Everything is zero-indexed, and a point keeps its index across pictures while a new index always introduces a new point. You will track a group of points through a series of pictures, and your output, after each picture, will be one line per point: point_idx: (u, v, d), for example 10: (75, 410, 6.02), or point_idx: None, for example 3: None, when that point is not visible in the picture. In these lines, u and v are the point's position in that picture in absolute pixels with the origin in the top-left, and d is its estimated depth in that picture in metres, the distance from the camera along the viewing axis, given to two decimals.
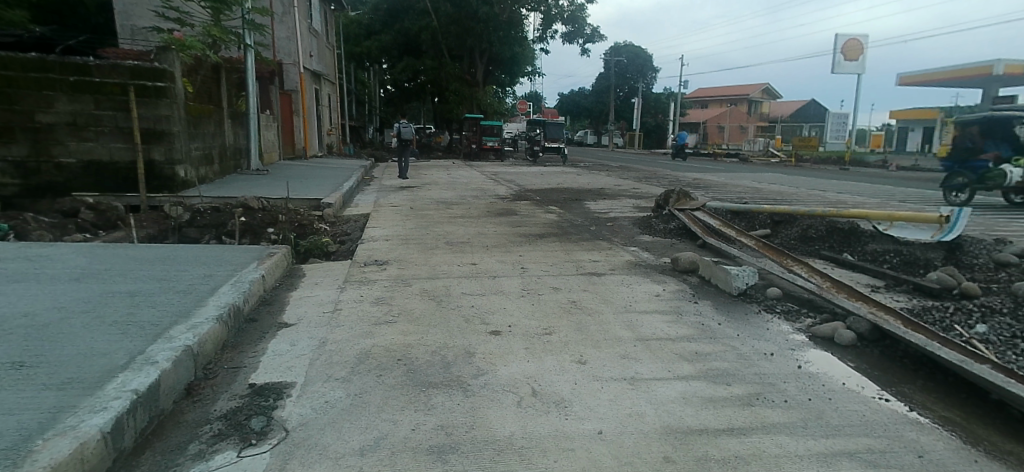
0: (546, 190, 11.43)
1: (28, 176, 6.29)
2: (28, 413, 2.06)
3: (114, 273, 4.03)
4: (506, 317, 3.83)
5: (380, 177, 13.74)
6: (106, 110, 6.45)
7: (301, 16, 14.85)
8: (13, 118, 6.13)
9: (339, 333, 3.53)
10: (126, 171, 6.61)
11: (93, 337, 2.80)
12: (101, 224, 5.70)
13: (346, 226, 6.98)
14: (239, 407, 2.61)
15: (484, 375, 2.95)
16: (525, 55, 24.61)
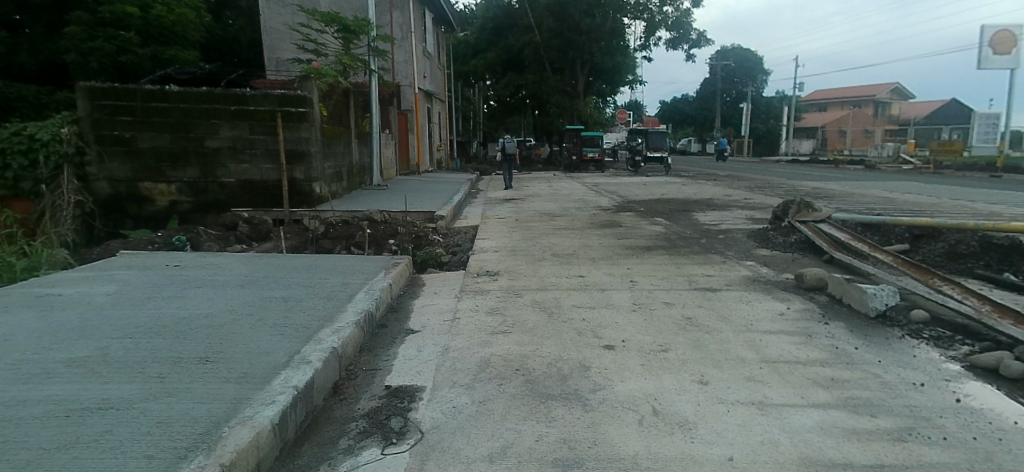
0: (651, 201, 11.18)
1: (199, 194, 7.21)
2: (215, 402, 2.22)
3: (268, 280, 4.52)
4: (619, 332, 3.81)
5: (486, 190, 14.16)
6: (260, 135, 7.23)
7: (417, 39, 15.73)
8: (188, 144, 7.09)
9: (459, 341, 3.70)
10: (273, 188, 7.34)
11: (258, 338, 3.15)
12: (254, 236, 6.40)
13: (458, 237, 7.26)
14: (379, 407, 2.83)
15: (603, 391, 2.95)
16: (627, 64, 24.30)
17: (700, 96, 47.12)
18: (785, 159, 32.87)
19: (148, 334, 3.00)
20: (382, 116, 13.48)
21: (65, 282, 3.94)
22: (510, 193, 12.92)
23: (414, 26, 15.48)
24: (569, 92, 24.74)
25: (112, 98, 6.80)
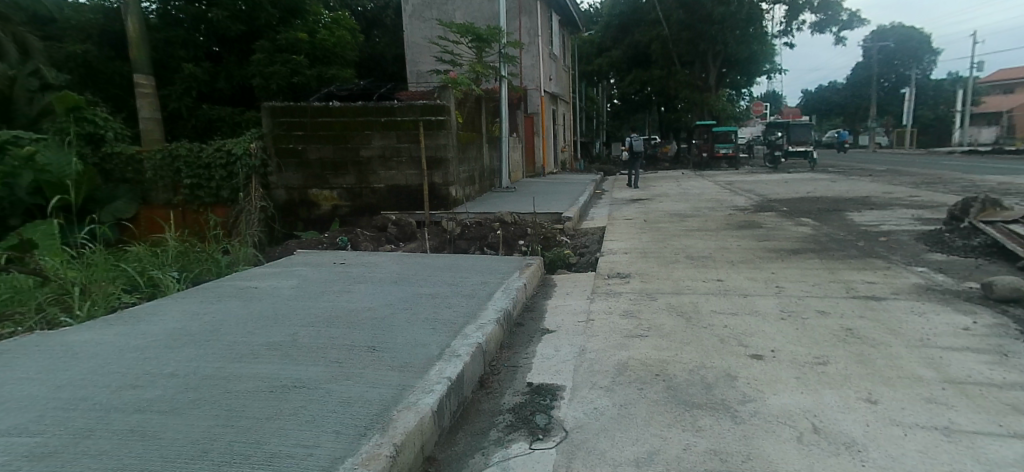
0: (795, 200, 10.31)
1: (355, 199, 7.93)
2: (382, 386, 2.46)
3: (417, 278, 4.87)
4: (766, 341, 3.57)
5: (612, 190, 13.98)
6: (405, 143, 7.80)
7: (544, 42, 15.91)
8: (346, 154, 7.81)
9: (595, 343, 3.69)
10: (416, 193, 7.90)
11: (413, 331, 3.40)
12: (401, 237, 6.88)
13: (585, 239, 7.25)
14: (523, 403, 2.92)
15: (753, 403, 2.78)
16: (764, 52, 22.62)
17: (850, 82, 42.52)
18: (960, 149, 28.63)
19: (323, 324, 3.35)
20: (512, 121, 13.82)
21: (255, 277, 4.54)
22: (638, 193, 12.59)
23: (542, 30, 15.67)
24: (697, 86, 23.63)
25: (287, 115, 7.68)
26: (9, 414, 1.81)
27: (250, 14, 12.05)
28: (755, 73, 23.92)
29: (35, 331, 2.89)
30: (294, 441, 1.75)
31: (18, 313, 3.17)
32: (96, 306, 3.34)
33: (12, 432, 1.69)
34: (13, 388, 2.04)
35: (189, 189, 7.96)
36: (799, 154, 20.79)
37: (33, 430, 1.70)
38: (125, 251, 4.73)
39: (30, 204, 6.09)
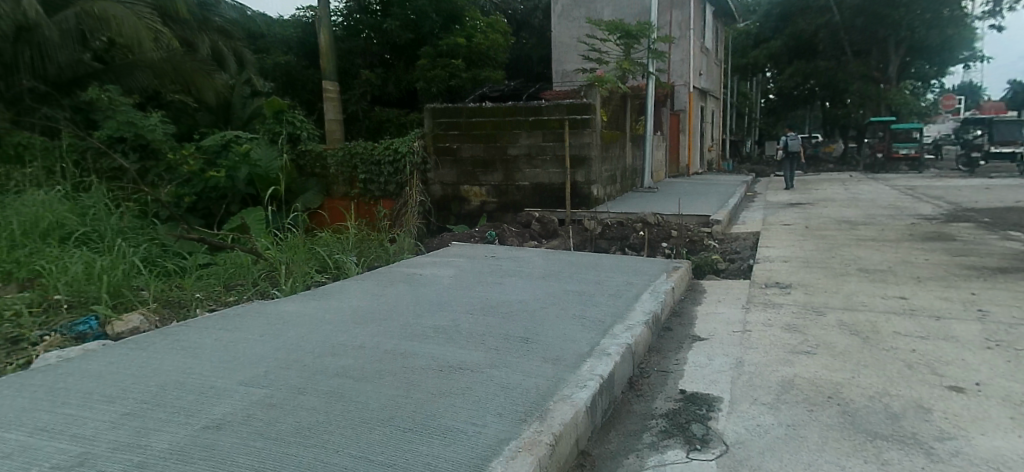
0: (999, 209, 8.73)
1: (501, 196, 8.00)
2: (535, 377, 2.48)
3: (563, 274, 4.88)
4: (969, 372, 3.05)
5: (765, 191, 12.95)
6: (550, 142, 7.74)
7: (697, 36, 15.10)
8: (495, 152, 7.93)
9: (754, 355, 3.41)
10: (557, 191, 7.76)
11: (562, 327, 3.37)
12: (544, 233, 6.82)
13: (736, 244, 6.62)
14: (677, 410, 2.78)
15: (954, 440, 2.35)
16: (964, 37, 19.43)
17: None
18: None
19: (479, 313, 3.52)
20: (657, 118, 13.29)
21: (418, 265, 4.91)
22: (799, 196, 11.43)
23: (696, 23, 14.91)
24: (874, 77, 20.93)
25: (445, 116, 8.01)
26: (239, 368, 2.15)
27: (417, 22, 12.93)
28: (951, 61, 20.65)
29: (252, 301, 3.41)
30: (464, 419, 1.85)
31: (238, 286, 3.79)
32: (296, 282, 3.82)
33: (244, 383, 2.00)
34: (241, 347, 2.41)
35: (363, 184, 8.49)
36: (1004, 154, 17.40)
37: (258, 384, 2.00)
38: (313, 236, 5.38)
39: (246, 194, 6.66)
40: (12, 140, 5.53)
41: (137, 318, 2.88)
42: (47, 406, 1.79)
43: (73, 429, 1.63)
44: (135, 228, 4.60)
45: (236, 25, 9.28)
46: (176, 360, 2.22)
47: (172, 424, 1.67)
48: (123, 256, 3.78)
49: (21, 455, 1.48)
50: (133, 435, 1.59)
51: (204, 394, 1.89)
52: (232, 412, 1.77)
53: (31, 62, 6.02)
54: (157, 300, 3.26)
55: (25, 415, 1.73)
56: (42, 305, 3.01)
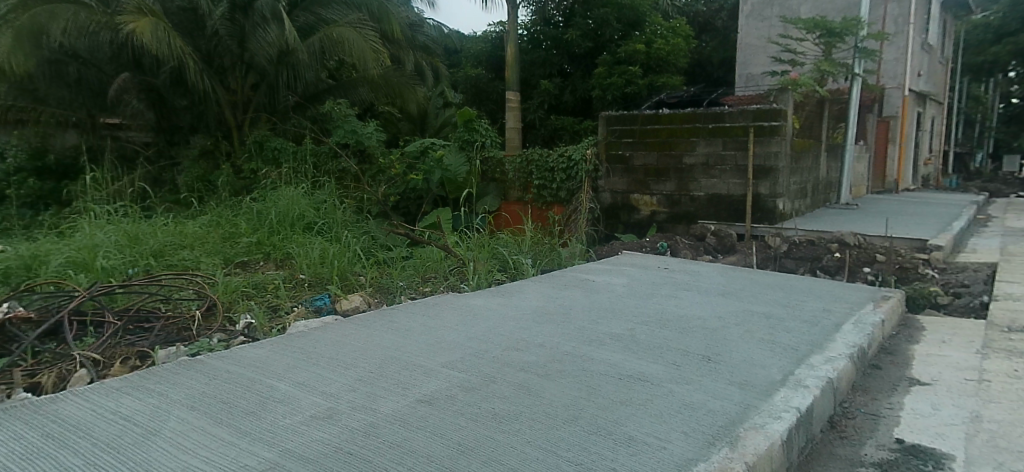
0: None
1: (673, 206, 6.40)
2: (716, 397, 2.11)
3: (744, 285, 4.14)
4: None
5: (1007, 215, 10.47)
6: (731, 150, 5.97)
7: (919, 32, 12.92)
8: (667, 162, 6.39)
9: (1000, 411, 2.59)
10: (737, 206, 5.96)
11: (744, 349, 2.72)
12: (720, 248, 5.38)
13: (963, 275, 5.26)
14: (890, 463, 2.22)
15: None
16: None
17: None
18: None
19: (646, 321, 3.05)
20: (859, 126, 11.56)
21: (592, 271, 4.26)
22: None
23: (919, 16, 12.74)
24: None
25: (619, 121, 6.75)
26: (442, 352, 2.34)
27: None
28: None
29: (447, 291, 3.59)
30: (650, 431, 1.76)
31: (433, 278, 3.97)
32: (481, 279, 3.86)
33: (447, 366, 2.19)
34: (443, 332, 2.62)
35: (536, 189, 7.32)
36: None
37: (459, 368, 2.17)
38: (494, 234, 5.21)
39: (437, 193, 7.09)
40: (270, 145, 6.69)
41: (359, 299, 3.30)
42: (302, 364, 2.18)
43: (323, 386, 1.97)
44: (355, 220, 5.30)
45: (433, 42, 10.14)
46: (392, 339, 2.50)
47: (394, 393, 1.93)
48: (348, 246, 4.38)
49: (290, 402, 1.85)
50: (366, 398, 1.88)
51: (417, 371, 2.12)
52: (439, 390, 1.96)
53: (287, 80, 7.05)
54: (372, 285, 3.69)
55: (287, 370, 2.12)
56: (292, 282, 3.65)
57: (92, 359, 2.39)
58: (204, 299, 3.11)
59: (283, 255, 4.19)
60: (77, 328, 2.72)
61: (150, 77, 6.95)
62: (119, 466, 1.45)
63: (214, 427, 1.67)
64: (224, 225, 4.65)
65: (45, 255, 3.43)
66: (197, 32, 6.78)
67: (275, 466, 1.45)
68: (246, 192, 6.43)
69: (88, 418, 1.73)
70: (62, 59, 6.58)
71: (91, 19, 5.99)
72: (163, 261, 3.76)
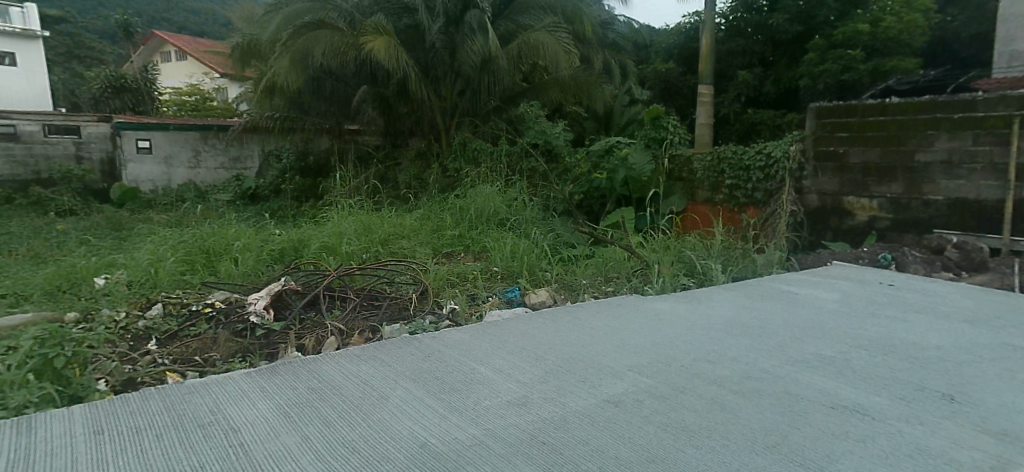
0: None
1: (900, 211, 5.20)
2: (957, 442, 1.72)
3: (1002, 310, 3.36)
4: None
5: None
6: (986, 145, 4.63)
7: None
8: (895, 159, 5.20)
9: None
10: (991, 216, 4.62)
11: (1002, 389, 2.18)
12: (966, 265, 4.33)
13: None
14: None
15: None
16: None
17: None
18: None
19: (863, 343, 2.64)
20: None
21: (793, 282, 3.79)
22: None
23: None
24: None
25: (834, 113, 5.63)
26: (628, 354, 2.30)
27: None
28: None
29: (631, 294, 3.43)
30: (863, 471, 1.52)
31: (615, 278, 3.83)
32: (665, 283, 3.59)
33: (632, 369, 2.16)
34: (630, 333, 2.58)
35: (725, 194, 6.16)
36: None
37: (646, 372, 2.13)
38: (681, 237, 4.76)
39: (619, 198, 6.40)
40: (472, 146, 7.20)
41: (546, 293, 3.42)
42: (498, 352, 2.32)
43: (517, 374, 2.09)
44: (543, 217, 5.41)
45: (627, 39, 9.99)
46: (579, 336, 2.53)
47: (582, 389, 1.96)
48: (537, 242, 4.50)
49: (489, 386, 1.99)
50: (556, 391, 1.94)
51: (603, 370, 2.13)
52: (626, 392, 1.95)
53: (489, 85, 7.50)
54: (557, 281, 3.75)
55: (485, 355, 2.27)
56: (487, 273, 3.91)
57: (339, 329, 2.84)
58: (418, 284, 3.50)
59: (481, 248, 4.49)
60: (328, 300, 3.23)
61: (383, 88, 7.75)
62: (360, 425, 1.73)
63: (429, 399, 1.89)
64: (433, 218, 5.15)
65: (307, 239, 4.19)
66: (418, 46, 7.42)
67: (479, 444, 1.60)
68: (451, 190, 7.01)
69: (338, 378, 2.07)
70: (319, 77, 7.59)
71: (345, 42, 6.80)
72: (388, 248, 4.28)
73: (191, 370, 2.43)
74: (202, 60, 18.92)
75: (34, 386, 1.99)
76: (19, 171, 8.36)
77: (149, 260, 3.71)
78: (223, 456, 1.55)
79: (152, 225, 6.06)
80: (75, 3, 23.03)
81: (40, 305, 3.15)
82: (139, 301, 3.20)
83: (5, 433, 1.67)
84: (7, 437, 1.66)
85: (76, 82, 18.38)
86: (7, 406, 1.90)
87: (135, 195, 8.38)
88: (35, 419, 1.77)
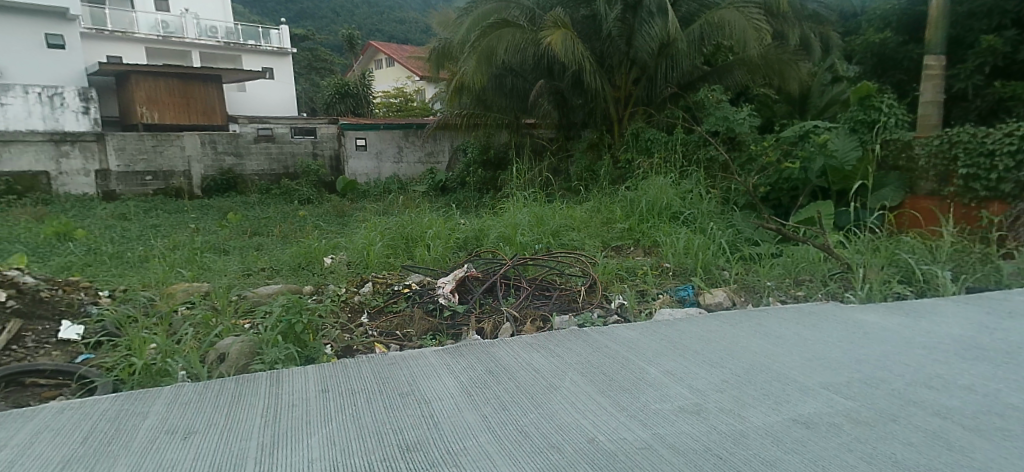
0: None
1: None
2: None
3: None
4: None
5: None
6: None
7: None
8: None
9: None
10: None
11: None
12: None
13: None
14: None
15: None
16: None
17: None
18: None
19: None
20: None
21: None
22: None
23: None
24: None
25: None
26: (820, 371, 1.99)
27: None
28: None
29: (825, 301, 2.99)
30: None
31: (806, 282, 3.39)
32: (873, 290, 3.07)
33: (826, 387, 1.86)
34: (826, 346, 2.24)
35: (962, 181, 4.20)
36: None
37: (844, 393, 1.82)
38: (895, 237, 4.03)
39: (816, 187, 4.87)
40: (645, 136, 6.91)
41: (722, 294, 3.12)
42: (669, 353, 2.17)
43: (690, 380, 1.92)
44: (725, 211, 4.93)
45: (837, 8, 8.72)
46: (761, 344, 2.27)
47: (765, 405, 1.74)
48: (714, 238, 4.15)
49: (659, 389, 1.86)
50: (734, 403, 1.75)
51: (790, 386, 1.87)
52: (818, 413, 1.68)
53: (666, 71, 7.16)
54: (737, 281, 3.41)
55: (655, 357, 2.13)
56: (659, 269, 3.72)
57: (514, 316, 2.92)
58: (587, 277, 3.44)
59: (652, 242, 4.30)
60: (503, 288, 3.32)
61: (558, 81, 7.75)
62: (533, 411, 1.73)
63: (598, 395, 1.82)
64: (604, 210, 5.07)
65: (486, 229, 4.38)
66: (594, 36, 7.33)
67: (649, 449, 1.51)
68: (622, 182, 6.85)
69: (511, 363, 2.10)
70: (501, 74, 7.86)
71: (525, 39, 6.90)
72: (560, 239, 4.29)
73: (393, 343, 2.68)
74: (406, 65, 20.89)
75: (281, 346, 2.37)
76: (274, 166, 10.06)
77: (364, 242, 4.18)
78: (414, 426, 1.66)
79: (367, 213, 6.88)
80: (312, 22, 26.94)
81: (288, 277, 3.74)
82: (355, 278, 3.62)
83: (259, 382, 2.00)
84: (259, 385, 1.98)
85: (311, 90, 21.55)
86: (264, 360, 2.28)
87: (354, 187, 9.61)
88: (282, 373, 2.08)
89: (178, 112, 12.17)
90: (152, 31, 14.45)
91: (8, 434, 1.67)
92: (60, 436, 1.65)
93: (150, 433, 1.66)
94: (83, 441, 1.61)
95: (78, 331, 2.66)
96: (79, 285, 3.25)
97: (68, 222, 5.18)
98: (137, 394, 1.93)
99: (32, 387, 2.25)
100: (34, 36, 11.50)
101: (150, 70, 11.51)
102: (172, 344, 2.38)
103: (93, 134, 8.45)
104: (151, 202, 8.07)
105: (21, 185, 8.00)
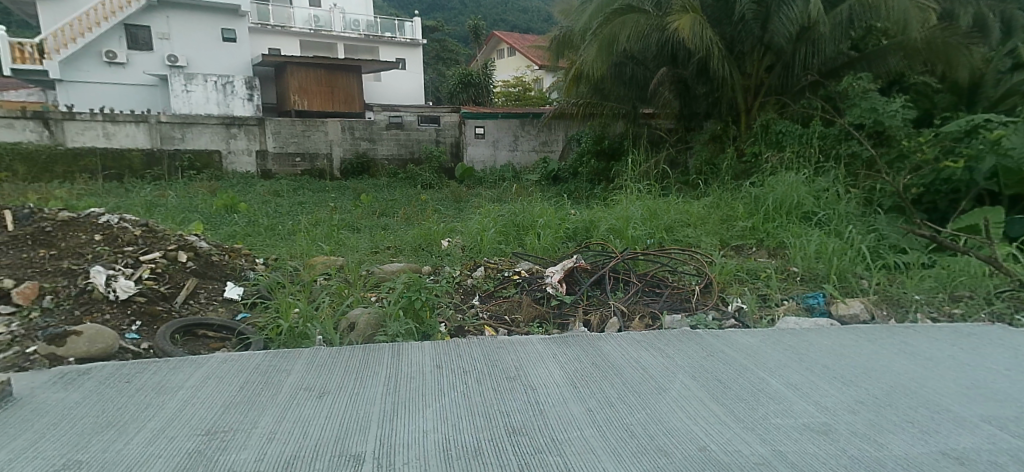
0: None
1: None
2: None
3: None
4: None
5: None
6: None
7: None
8: None
9: None
10: None
11: None
12: None
13: None
14: None
15: None
16: None
17: None
18: None
19: None
20: None
21: None
22: None
23: None
24: None
25: None
26: (982, 402, 1.73)
27: None
28: None
29: (987, 323, 2.61)
30: None
31: (966, 299, 2.97)
32: None
33: (989, 421, 1.62)
34: (989, 374, 1.95)
35: None
36: None
37: (1013, 430, 1.57)
38: None
39: (982, 190, 4.21)
40: (777, 127, 6.39)
41: (859, 305, 2.83)
42: (796, 366, 2.00)
43: (818, 397, 1.76)
44: (866, 212, 4.46)
45: None
46: (907, 365, 2.02)
47: (908, 432, 1.55)
48: (851, 243, 3.76)
49: (782, 402, 1.72)
50: (871, 428, 1.57)
51: (941, 415, 1.65)
52: (978, 449, 1.47)
53: (805, 56, 6.63)
54: (878, 293, 3.08)
55: (779, 367, 1.98)
56: (785, 273, 3.45)
57: (622, 310, 2.86)
58: (702, 276, 3.28)
59: (777, 243, 4.01)
60: (611, 282, 3.25)
61: (682, 69, 7.39)
62: (640, 410, 1.68)
63: (711, 401, 1.73)
64: (725, 206, 4.79)
65: (597, 220, 4.29)
66: (725, 20, 6.78)
67: (767, 465, 1.41)
68: (746, 177, 6.41)
69: (620, 360, 2.04)
70: (622, 62, 7.67)
71: (650, 24, 6.61)
72: (674, 235, 4.13)
73: (502, 327, 2.72)
74: (527, 55, 21.04)
75: (402, 321, 2.50)
76: (402, 151, 10.59)
77: (477, 228, 4.28)
78: (521, 410, 1.68)
79: (483, 199, 7.04)
80: (442, 13, 27.98)
81: (410, 257, 3.93)
82: (469, 262, 3.72)
83: (381, 354, 2.11)
84: (382, 356, 2.09)
85: (438, 80, 22.47)
86: (387, 333, 2.42)
87: (472, 174, 9.91)
88: (402, 347, 2.18)
89: (323, 99, 13.23)
90: (306, 25, 15.72)
91: (185, 375, 1.90)
92: (223, 382, 1.85)
93: (293, 390, 1.81)
94: (240, 390, 1.79)
95: (239, 292, 2.98)
96: (242, 251, 3.59)
97: (233, 197, 5.78)
98: (284, 353, 2.11)
99: (204, 338, 2.55)
100: (212, 31, 12.91)
101: (303, 59, 12.59)
102: (312, 310, 2.59)
103: (255, 118, 9.39)
104: (300, 181, 8.87)
105: (200, 162, 9.03)
